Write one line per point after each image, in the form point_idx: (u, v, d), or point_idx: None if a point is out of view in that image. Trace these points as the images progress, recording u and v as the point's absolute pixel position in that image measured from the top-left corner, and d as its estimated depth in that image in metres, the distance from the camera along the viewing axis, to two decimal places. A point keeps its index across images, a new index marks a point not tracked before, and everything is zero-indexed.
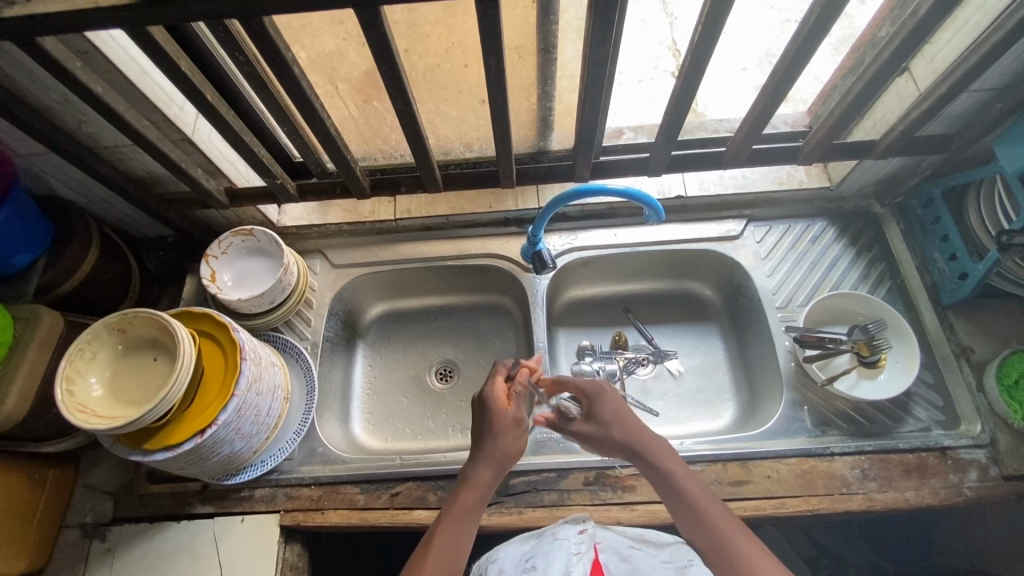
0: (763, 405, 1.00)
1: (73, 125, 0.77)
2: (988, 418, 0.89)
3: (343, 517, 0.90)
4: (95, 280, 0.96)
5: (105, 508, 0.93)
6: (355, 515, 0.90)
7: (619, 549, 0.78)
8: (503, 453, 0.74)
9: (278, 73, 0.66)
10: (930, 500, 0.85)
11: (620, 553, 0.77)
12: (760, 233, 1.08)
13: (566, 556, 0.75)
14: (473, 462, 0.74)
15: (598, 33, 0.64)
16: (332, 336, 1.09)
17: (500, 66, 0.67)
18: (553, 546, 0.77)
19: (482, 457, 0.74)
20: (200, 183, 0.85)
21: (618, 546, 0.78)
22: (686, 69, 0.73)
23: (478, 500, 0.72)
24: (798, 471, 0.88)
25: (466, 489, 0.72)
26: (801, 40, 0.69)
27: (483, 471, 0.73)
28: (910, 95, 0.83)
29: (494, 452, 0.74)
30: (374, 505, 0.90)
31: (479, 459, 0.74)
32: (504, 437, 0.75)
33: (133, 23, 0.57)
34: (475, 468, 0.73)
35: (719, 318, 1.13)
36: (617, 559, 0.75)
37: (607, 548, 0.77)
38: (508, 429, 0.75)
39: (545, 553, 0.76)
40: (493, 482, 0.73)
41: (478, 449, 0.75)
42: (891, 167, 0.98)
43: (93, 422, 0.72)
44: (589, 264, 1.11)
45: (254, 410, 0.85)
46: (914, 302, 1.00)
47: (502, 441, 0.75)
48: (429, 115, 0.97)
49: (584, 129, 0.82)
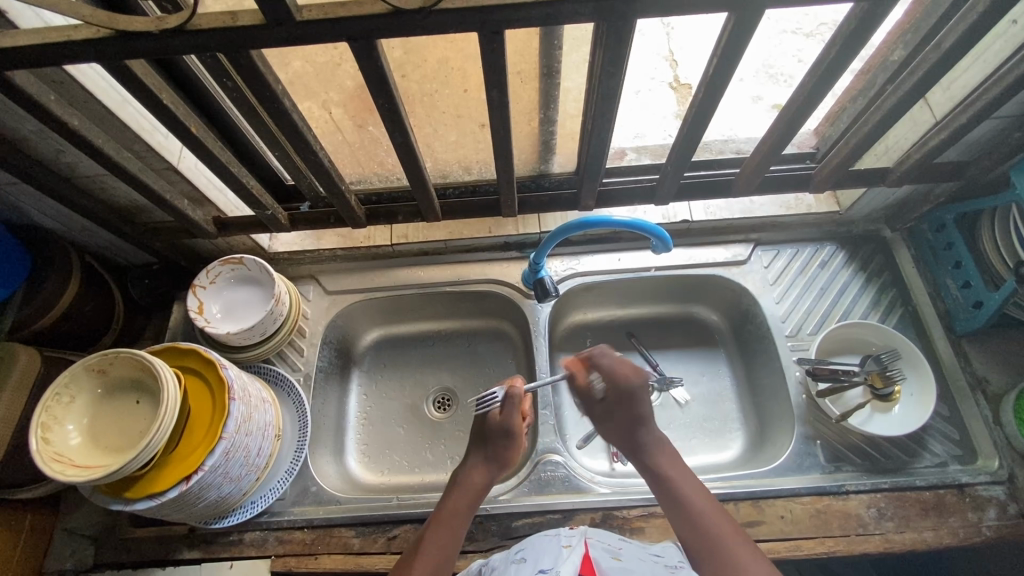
0: (772, 437, 0.97)
1: (51, 156, 0.73)
2: (1006, 453, 0.86)
3: (337, 563, 0.85)
4: (75, 313, 0.91)
5: (87, 553, 0.88)
6: (351, 562, 0.85)
7: (608, 544, 0.75)
8: (494, 457, 0.81)
9: (267, 106, 0.62)
10: (949, 540, 0.82)
11: (611, 549, 0.74)
12: (768, 258, 1.05)
13: (556, 549, 0.73)
14: (465, 467, 0.81)
15: (609, 66, 0.61)
16: (325, 365, 1.04)
17: (503, 99, 0.64)
18: (545, 543, 0.76)
19: (474, 464, 0.81)
20: (186, 214, 0.81)
21: (609, 542, 0.76)
22: (698, 99, 0.70)
23: (469, 504, 0.77)
24: (813, 510, 0.84)
25: (457, 493, 0.78)
26: (819, 74, 0.66)
27: (476, 474, 0.79)
28: (926, 122, 0.81)
29: (489, 456, 0.81)
30: (371, 549, 0.86)
31: (474, 464, 0.80)
32: (496, 442, 0.81)
33: (111, 56, 0.53)
34: (467, 472, 0.80)
35: (726, 344, 1.10)
36: (608, 555, 0.72)
37: (598, 543, 0.75)
38: (500, 435, 0.81)
39: (536, 548, 0.74)
40: (482, 488, 0.79)
41: (471, 456, 0.82)
42: (901, 193, 0.96)
43: (69, 473, 0.67)
44: (592, 290, 1.08)
45: (243, 451, 0.81)
46: (926, 330, 0.97)
47: (495, 445, 0.81)
48: (426, 138, 0.94)
49: (589, 158, 0.79)
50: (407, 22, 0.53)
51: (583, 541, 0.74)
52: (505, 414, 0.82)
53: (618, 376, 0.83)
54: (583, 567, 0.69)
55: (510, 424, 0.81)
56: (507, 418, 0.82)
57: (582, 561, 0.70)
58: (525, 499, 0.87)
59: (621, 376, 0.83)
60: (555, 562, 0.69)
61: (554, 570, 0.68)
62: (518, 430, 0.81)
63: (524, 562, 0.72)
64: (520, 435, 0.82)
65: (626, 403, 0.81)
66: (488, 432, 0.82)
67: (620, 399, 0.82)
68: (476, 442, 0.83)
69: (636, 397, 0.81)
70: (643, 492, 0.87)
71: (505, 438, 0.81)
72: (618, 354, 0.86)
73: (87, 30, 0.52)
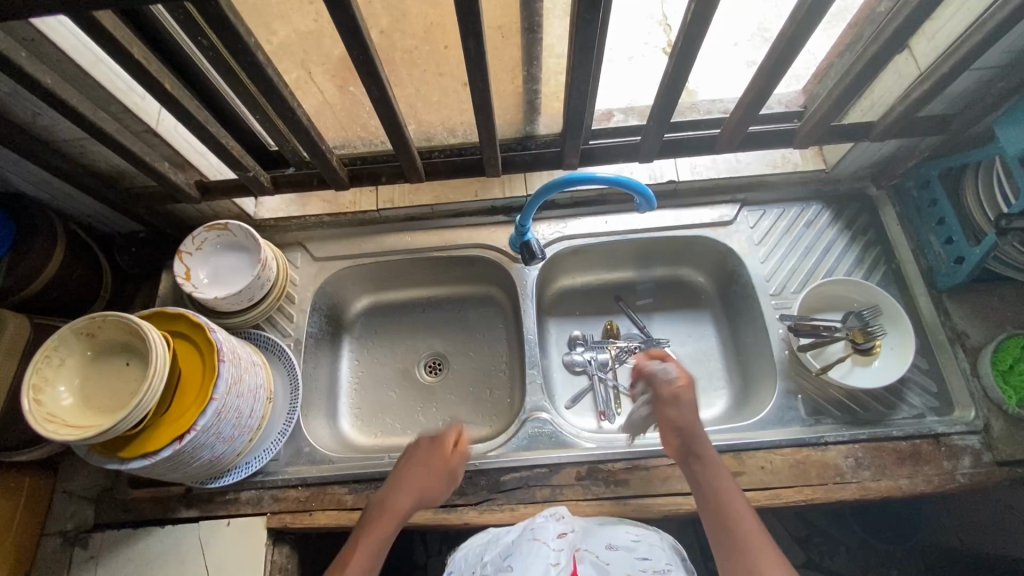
0: (756, 394, 0.99)
1: (26, 118, 0.72)
2: (982, 403, 0.89)
3: (335, 518, 0.88)
4: (62, 280, 0.92)
5: (88, 514, 0.91)
6: (347, 518, 0.87)
7: (596, 553, 0.81)
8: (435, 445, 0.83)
9: (241, 60, 0.61)
10: (923, 487, 0.85)
11: (598, 563, 0.80)
12: (754, 218, 1.05)
13: (544, 565, 0.78)
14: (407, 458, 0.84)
15: (585, 13, 0.60)
16: (316, 332, 1.05)
17: (480, 50, 0.63)
18: (533, 557, 0.78)
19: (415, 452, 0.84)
20: (167, 177, 0.81)
21: (597, 552, 0.81)
22: (678, 48, 0.69)
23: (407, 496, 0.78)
24: (793, 461, 0.87)
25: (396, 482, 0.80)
26: (799, 20, 0.65)
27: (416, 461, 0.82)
28: (910, 75, 0.80)
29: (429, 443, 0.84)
30: (365, 504, 0.88)
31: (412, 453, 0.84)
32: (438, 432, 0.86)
33: (77, 8, 0.52)
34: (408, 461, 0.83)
35: (712, 304, 1.11)
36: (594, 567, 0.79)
37: (585, 557, 0.81)
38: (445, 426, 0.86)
39: (523, 557, 0.79)
40: (408, 512, 0.78)
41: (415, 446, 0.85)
42: (887, 149, 0.96)
43: (62, 432, 0.69)
44: (580, 253, 1.08)
45: (235, 412, 0.82)
46: (909, 286, 0.98)
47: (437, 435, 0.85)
48: (408, 99, 0.92)
49: (571, 114, 0.78)
50: None
51: (572, 558, 0.80)
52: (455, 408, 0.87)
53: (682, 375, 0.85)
54: None
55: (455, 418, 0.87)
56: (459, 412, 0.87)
57: None
58: (513, 455, 0.89)
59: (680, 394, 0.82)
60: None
61: None
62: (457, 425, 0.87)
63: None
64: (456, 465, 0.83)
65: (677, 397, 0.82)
66: (422, 456, 0.82)
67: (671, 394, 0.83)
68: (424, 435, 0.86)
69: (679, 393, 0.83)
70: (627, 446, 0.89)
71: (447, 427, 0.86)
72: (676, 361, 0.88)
73: None
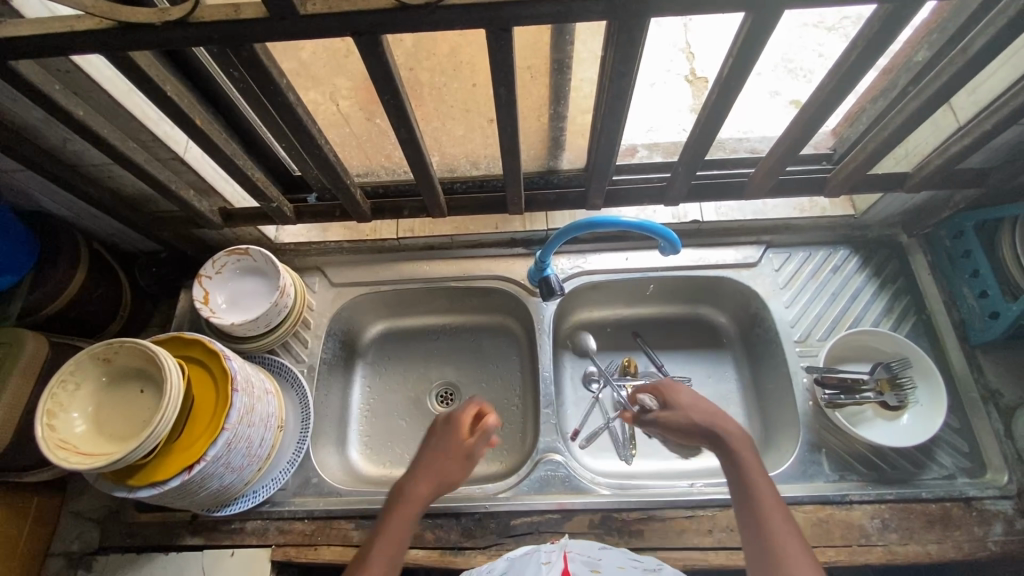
0: (777, 444, 0.95)
1: (58, 144, 0.73)
2: (1016, 466, 0.85)
3: (400, 501, 0.74)
4: (83, 299, 0.92)
5: (92, 536, 0.90)
6: (407, 505, 0.73)
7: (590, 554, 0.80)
8: (444, 472, 0.77)
9: (272, 100, 0.61)
10: (953, 554, 0.81)
11: (590, 562, 0.79)
12: (779, 261, 1.03)
13: (536, 565, 0.79)
14: (408, 477, 0.76)
15: (620, 65, 0.59)
16: (330, 358, 1.05)
17: (511, 96, 0.62)
18: (526, 561, 0.80)
19: (423, 472, 0.76)
20: (191, 205, 0.81)
21: (590, 554, 0.80)
22: (712, 99, 0.68)
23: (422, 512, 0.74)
24: (815, 519, 0.83)
25: (414, 495, 0.74)
26: (840, 76, 0.63)
27: (422, 484, 0.75)
28: (949, 128, 0.78)
29: (437, 472, 0.76)
30: (421, 480, 0.76)
31: (426, 471, 0.76)
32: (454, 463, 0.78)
33: (115, 48, 0.53)
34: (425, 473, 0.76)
35: (734, 346, 1.08)
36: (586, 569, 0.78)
37: (578, 557, 0.79)
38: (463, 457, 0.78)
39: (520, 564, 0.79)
40: (428, 504, 0.75)
41: (431, 464, 0.77)
42: (920, 198, 0.94)
43: (73, 460, 0.68)
44: (598, 289, 1.07)
45: (245, 442, 0.81)
46: (940, 338, 0.95)
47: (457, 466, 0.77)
48: (433, 133, 0.93)
49: (598, 157, 0.77)
50: (413, 18, 0.51)
51: (563, 556, 0.80)
52: (476, 438, 0.80)
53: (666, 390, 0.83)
54: None
55: (474, 451, 0.79)
56: (467, 442, 0.79)
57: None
58: (524, 498, 0.87)
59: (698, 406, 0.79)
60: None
61: None
62: (462, 449, 0.79)
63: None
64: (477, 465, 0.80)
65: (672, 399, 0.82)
66: (450, 440, 0.79)
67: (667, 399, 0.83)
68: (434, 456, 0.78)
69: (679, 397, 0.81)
70: (642, 495, 0.86)
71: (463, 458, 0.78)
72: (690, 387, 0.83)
73: (90, 20, 0.51)
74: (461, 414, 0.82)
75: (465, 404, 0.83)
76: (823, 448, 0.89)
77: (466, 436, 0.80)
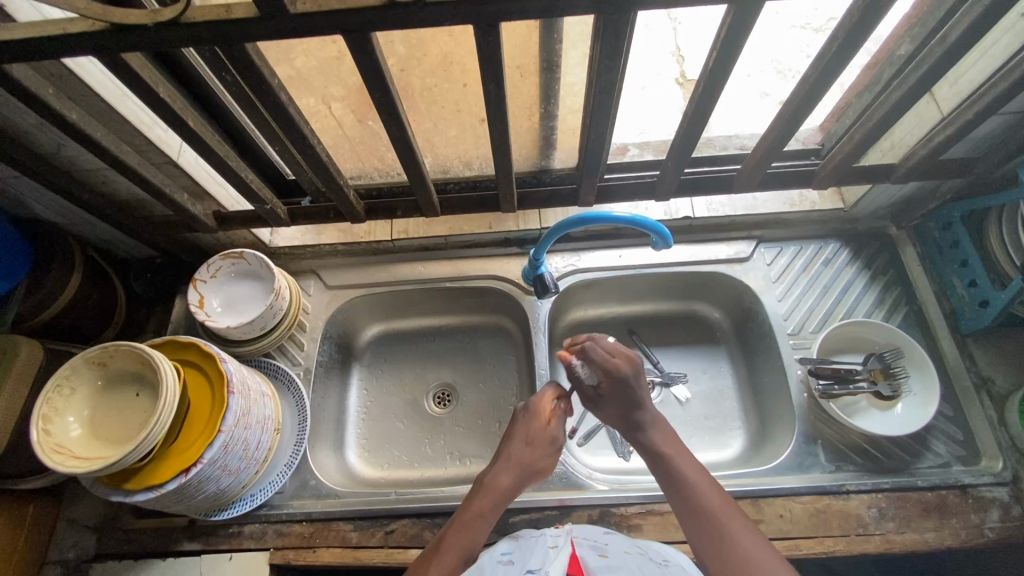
0: (774, 437, 0.96)
1: (51, 150, 0.73)
2: (1010, 454, 0.85)
3: (482, 490, 0.74)
4: (77, 306, 0.92)
5: (89, 544, 0.89)
6: (488, 494, 0.74)
7: (595, 542, 0.73)
8: (525, 464, 0.77)
9: (264, 100, 0.62)
10: (950, 542, 0.81)
11: (598, 547, 0.71)
12: (771, 255, 1.04)
13: (544, 549, 0.70)
14: (496, 465, 0.77)
15: (606, 59, 0.60)
16: (326, 361, 1.05)
17: (500, 93, 0.63)
18: (530, 544, 0.72)
19: (505, 465, 0.76)
20: (186, 209, 0.82)
21: (595, 539, 0.73)
22: (698, 92, 0.69)
23: (494, 508, 0.73)
24: (812, 510, 0.84)
25: (483, 494, 0.74)
26: (821, 68, 0.64)
27: (506, 476, 0.75)
28: (932, 118, 0.80)
29: (521, 463, 0.77)
30: (502, 467, 0.76)
31: (504, 465, 0.76)
32: (531, 446, 0.78)
33: (108, 50, 0.53)
34: (497, 473, 0.75)
35: (729, 341, 1.09)
36: (595, 554, 0.69)
37: (584, 543, 0.72)
38: (546, 442, 0.79)
39: (523, 550, 0.71)
40: (509, 492, 0.75)
41: (508, 458, 0.77)
42: (907, 190, 0.95)
43: (69, 464, 0.68)
44: (592, 286, 1.07)
45: (243, 445, 0.81)
46: (931, 328, 0.96)
47: (533, 451, 0.78)
48: (426, 133, 0.94)
49: (588, 153, 0.78)
50: (402, 15, 0.52)
51: (570, 541, 0.72)
52: (556, 421, 0.81)
53: (604, 363, 0.79)
54: (571, 566, 0.66)
55: (557, 435, 0.80)
56: (557, 428, 0.81)
57: (570, 561, 0.67)
58: (523, 495, 0.87)
59: (611, 366, 0.78)
60: (543, 562, 0.66)
61: (543, 570, 0.64)
62: (560, 444, 0.80)
63: (511, 562, 0.68)
64: (557, 452, 0.81)
65: (618, 389, 0.78)
66: (532, 431, 0.79)
67: (614, 384, 0.78)
68: (509, 442, 0.79)
69: (629, 386, 0.77)
70: (641, 490, 0.86)
71: (549, 443, 0.79)
72: (610, 341, 0.81)
73: (83, 22, 0.51)
74: (540, 402, 0.81)
75: (544, 391, 0.83)
76: (819, 440, 0.89)
77: (547, 420, 0.81)
